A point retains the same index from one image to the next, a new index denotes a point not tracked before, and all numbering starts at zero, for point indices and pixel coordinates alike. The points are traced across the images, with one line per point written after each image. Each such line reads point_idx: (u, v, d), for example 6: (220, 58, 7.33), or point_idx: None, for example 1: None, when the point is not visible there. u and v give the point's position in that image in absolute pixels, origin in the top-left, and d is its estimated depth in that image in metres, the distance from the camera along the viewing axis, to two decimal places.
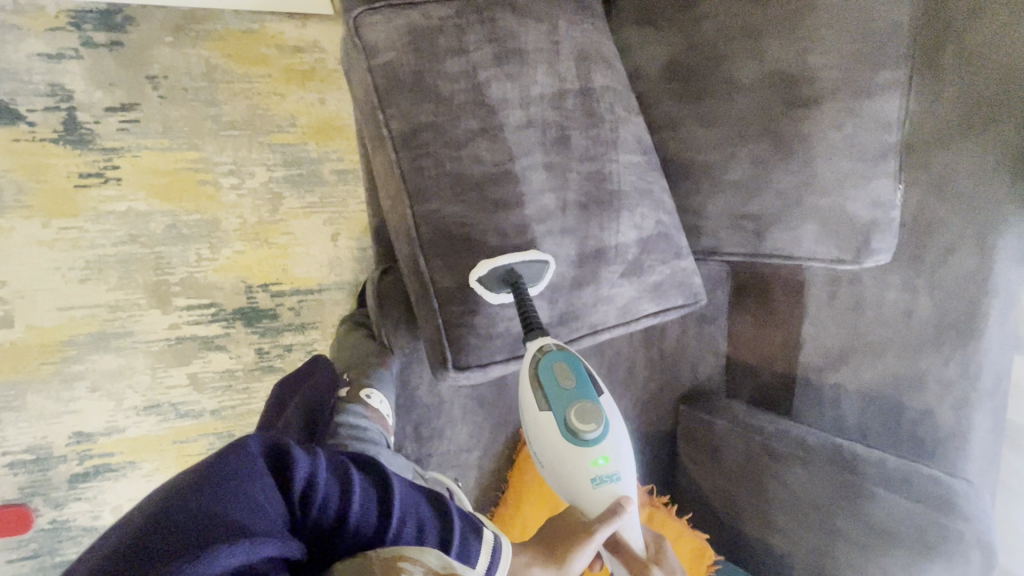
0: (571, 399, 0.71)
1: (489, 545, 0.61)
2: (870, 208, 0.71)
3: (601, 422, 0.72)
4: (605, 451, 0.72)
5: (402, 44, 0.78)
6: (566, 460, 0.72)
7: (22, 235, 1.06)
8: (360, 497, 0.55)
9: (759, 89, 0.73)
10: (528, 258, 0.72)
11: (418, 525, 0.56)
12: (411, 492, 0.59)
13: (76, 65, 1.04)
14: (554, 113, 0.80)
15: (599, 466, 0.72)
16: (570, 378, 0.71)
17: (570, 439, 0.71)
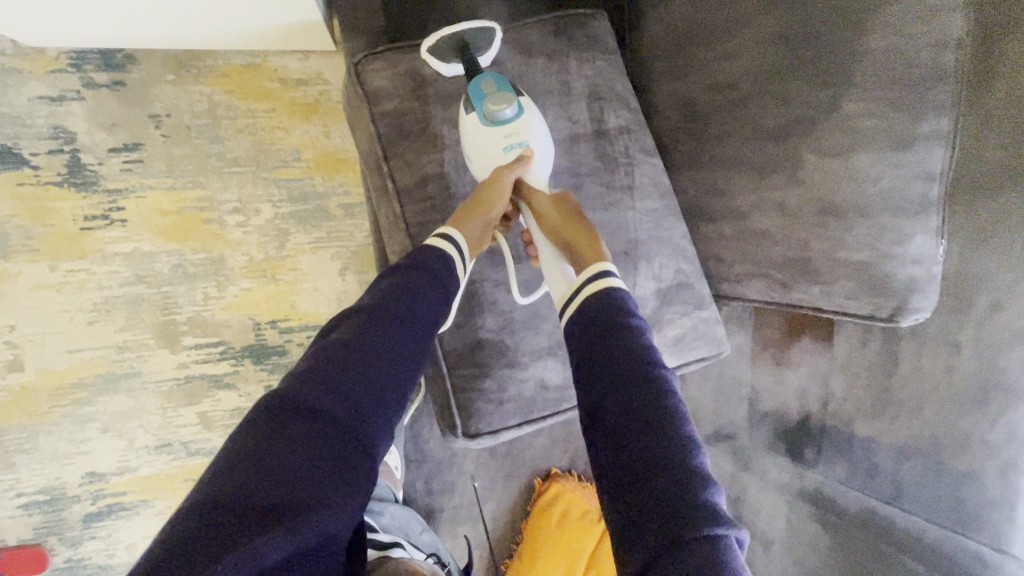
0: (486, 104, 0.67)
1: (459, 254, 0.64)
2: (908, 266, 0.65)
3: (516, 106, 0.68)
4: (519, 129, 0.69)
5: (406, 90, 0.74)
6: (473, 139, 0.69)
7: (30, 279, 1.05)
8: (368, 347, 0.52)
9: (786, 135, 0.68)
10: (475, 23, 0.69)
11: (416, 313, 0.57)
12: (396, 298, 0.57)
13: (78, 106, 1.02)
14: (566, 158, 0.76)
15: (510, 140, 0.69)
16: (493, 87, 0.68)
17: (482, 116, 0.68)
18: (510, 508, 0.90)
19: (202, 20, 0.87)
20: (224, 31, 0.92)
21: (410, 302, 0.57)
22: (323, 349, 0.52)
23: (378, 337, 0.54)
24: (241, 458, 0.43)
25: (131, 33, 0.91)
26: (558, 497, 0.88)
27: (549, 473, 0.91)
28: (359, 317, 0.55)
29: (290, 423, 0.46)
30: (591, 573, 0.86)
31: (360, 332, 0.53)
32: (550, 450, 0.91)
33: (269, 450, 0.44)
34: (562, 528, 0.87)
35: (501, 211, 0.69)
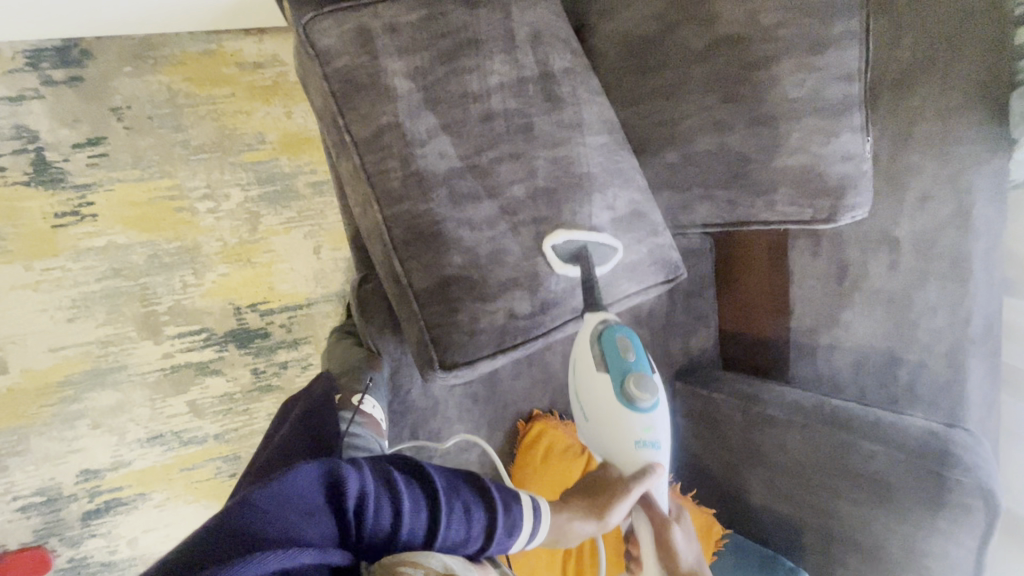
0: (630, 369, 0.74)
1: (532, 527, 0.65)
2: (840, 164, 0.70)
3: (654, 392, 0.74)
4: (652, 427, 0.75)
5: (356, 48, 0.77)
6: (612, 407, 0.75)
7: (6, 281, 1.06)
8: (408, 515, 0.57)
9: (718, 53, 0.72)
10: (602, 238, 0.77)
11: (465, 520, 0.60)
12: (456, 486, 0.62)
13: (38, 105, 1.03)
14: (516, 101, 0.79)
15: (643, 435, 0.75)
16: (630, 351, 0.75)
17: (620, 401, 0.74)
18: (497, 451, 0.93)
19: (160, 9, 0.89)
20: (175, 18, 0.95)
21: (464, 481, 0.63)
22: (393, 481, 0.58)
23: (424, 514, 0.58)
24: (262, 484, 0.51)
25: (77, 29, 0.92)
26: (540, 438, 0.92)
27: (532, 415, 0.95)
28: (426, 483, 0.60)
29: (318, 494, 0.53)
30: None
31: (417, 503, 0.58)
32: (531, 392, 0.95)
33: (297, 508, 0.51)
34: (547, 465, 0.91)
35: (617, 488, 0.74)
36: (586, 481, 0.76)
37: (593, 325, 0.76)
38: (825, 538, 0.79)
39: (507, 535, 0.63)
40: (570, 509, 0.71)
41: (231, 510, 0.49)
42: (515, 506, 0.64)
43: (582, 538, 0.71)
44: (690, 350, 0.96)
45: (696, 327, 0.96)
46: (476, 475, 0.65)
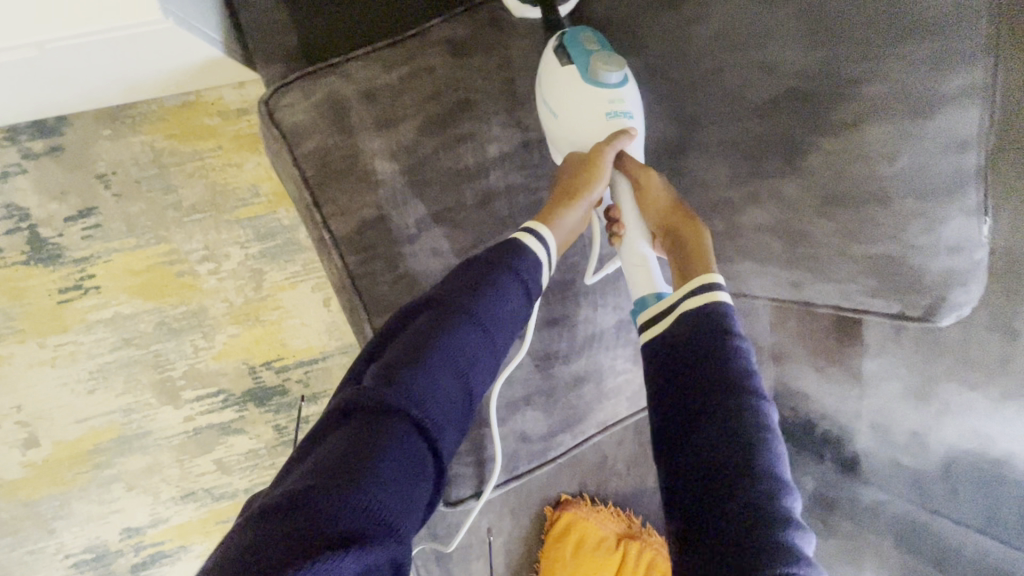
0: (595, 49, 0.61)
1: (545, 257, 0.59)
2: (944, 256, 0.53)
3: (621, 64, 0.61)
4: (624, 97, 0.61)
5: (326, 125, 0.65)
6: (571, 78, 0.61)
7: (23, 360, 1.04)
8: (452, 348, 0.51)
9: (779, 111, 0.55)
10: None
11: (507, 310, 0.55)
12: (482, 292, 0.54)
13: (22, 179, 0.97)
14: (519, 174, 0.66)
15: (612, 106, 0.61)
16: (595, 41, 0.62)
17: (585, 84, 0.61)
18: (522, 541, 0.85)
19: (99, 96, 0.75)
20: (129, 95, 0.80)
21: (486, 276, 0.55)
22: (407, 353, 0.50)
23: (461, 331, 0.52)
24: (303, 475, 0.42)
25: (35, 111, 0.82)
26: (572, 530, 0.83)
27: (561, 500, 0.86)
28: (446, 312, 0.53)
29: (370, 420, 0.46)
30: None
31: (442, 328, 0.51)
32: (558, 477, 0.85)
33: (360, 445, 0.43)
34: (580, 559, 0.83)
35: (599, 192, 0.60)
36: (560, 178, 0.63)
37: (551, 46, 0.64)
38: None
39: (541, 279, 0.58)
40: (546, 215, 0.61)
41: (280, 507, 0.39)
42: (524, 249, 0.57)
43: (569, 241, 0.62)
44: None
45: None
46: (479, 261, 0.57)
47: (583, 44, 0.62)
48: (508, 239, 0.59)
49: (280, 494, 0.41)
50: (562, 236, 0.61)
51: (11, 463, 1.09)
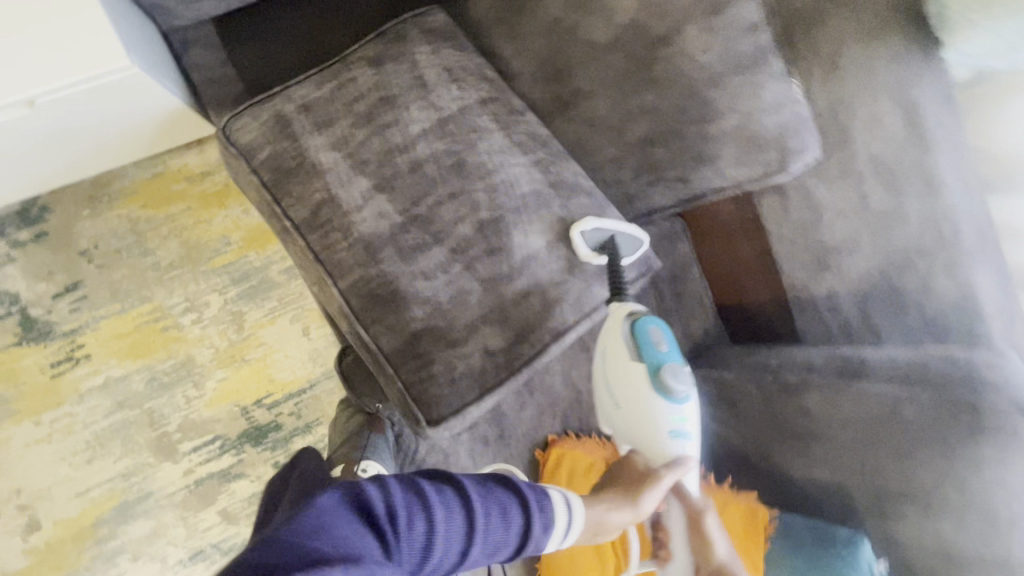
0: (663, 359, 0.72)
1: (565, 528, 0.65)
2: (775, 114, 0.68)
3: (689, 382, 0.73)
4: (684, 414, 0.74)
5: (275, 135, 0.78)
6: (647, 400, 0.73)
7: (22, 441, 1.08)
8: (439, 512, 0.57)
9: (623, 41, 0.72)
10: (630, 231, 0.78)
11: (499, 525, 0.61)
12: (484, 489, 0.62)
13: (12, 267, 1.06)
14: (442, 141, 0.78)
15: (676, 424, 0.73)
16: (672, 373, 0.72)
17: (652, 392, 0.73)
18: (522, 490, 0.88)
19: (89, 164, 0.88)
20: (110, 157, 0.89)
21: (495, 493, 0.63)
22: (417, 490, 0.58)
23: (455, 514, 0.59)
24: (285, 527, 0.49)
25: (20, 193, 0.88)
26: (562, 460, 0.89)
27: (548, 441, 0.92)
28: (458, 488, 0.61)
29: (353, 516, 0.52)
30: None
31: (445, 500, 0.58)
32: (542, 420, 0.91)
33: (342, 527, 0.51)
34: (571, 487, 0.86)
35: (647, 504, 0.72)
36: (620, 475, 0.75)
37: (624, 321, 0.74)
38: (879, 499, 0.71)
39: (543, 533, 0.64)
40: (603, 502, 0.71)
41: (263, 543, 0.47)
42: (548, 513, 0.64)
43: (618, 528, 0.71)
44: (690, 336, 0.96)
45: (693, 312, 0.95)
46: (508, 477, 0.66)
47: (656, 348, 0.73)
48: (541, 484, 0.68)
49: (265, 539, 0.48)
50: (593, 517, 0.69)
51: (14, 553, 1.09)
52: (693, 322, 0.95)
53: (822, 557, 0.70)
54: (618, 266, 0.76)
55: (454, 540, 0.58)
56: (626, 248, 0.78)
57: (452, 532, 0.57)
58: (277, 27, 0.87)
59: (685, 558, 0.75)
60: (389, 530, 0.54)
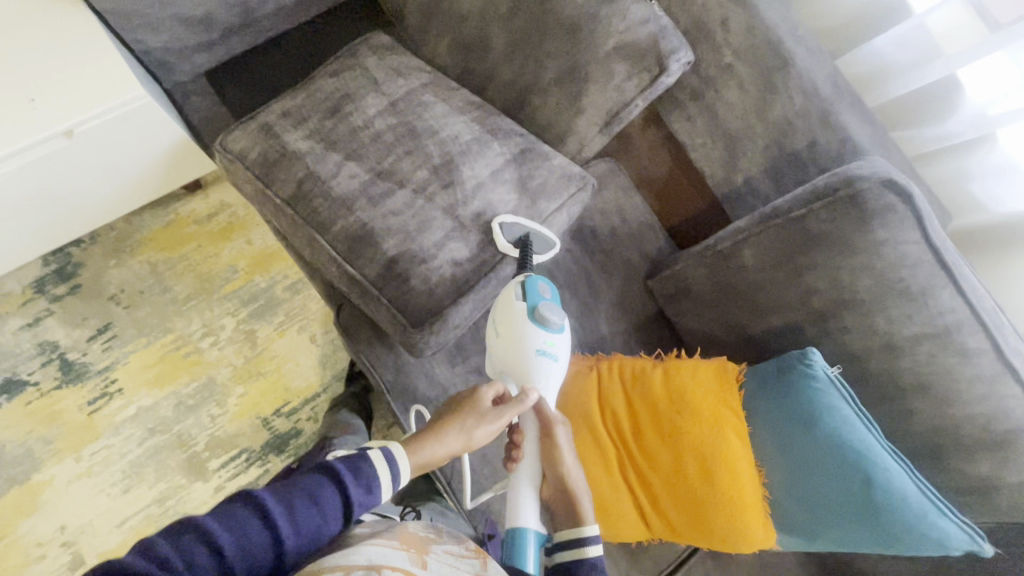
0: (542, 300, 0.83)
1: (391, 479, 0.69)
2: (643, 28, 0.86)
3: (562, 320, 0.85)
4: (555, 341, 0.84)
5: (261, 139, 0.96)
6: (523, 330, 0.83)
7: (64, 478, 1.16)
8: (230, 530, 0.55)
9: (521, 10, 0.94)
10: (544, 236, 0.89)
11: (310, 509, 0.61)
12: (283, 490, 0.62)
13: (51, 319, 1.21)
14: (395, 117, 0.96)
15: (546, 348, 0.83)
16: (552, 313, 0.83)
17: (529, 321, 0.83)
18: None
19: (106, 202, 1.04)
20: (117, 198, 1.05)
21: (300, 486, 0.63)
22: (192, 528, 0.54)
23: (251, 524, 0.57)
24: None
25: (45, 240, 1.03)
26: None
27: None
28: (249, 504, 0.59)
29: None
30: (607, 413, 0.90)
31: (237, 519, 0.57)
32: None
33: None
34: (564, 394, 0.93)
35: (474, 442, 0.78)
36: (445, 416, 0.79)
37: (516, 281, 0.85)
38: (822, 319, 0.79)
39: (369, 493, 0.67)
40: (425, 444, 0.75)
41: None
42: (364, 477, 0.67)
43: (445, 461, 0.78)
44: (644, 252, 1.07)
45: (642, 231, 1.08)
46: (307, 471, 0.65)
47: (539, 292, 0.84)
48: (355, 454, 0.70)
49: None
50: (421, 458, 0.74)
51: None
52: (643, 240, 1.07)
53: (792, 386, 0.79)
54: (527, 256, 0.86)
55: (266, 542, 0.57)
56: (538, 245, 0.89)
57: (257, 538, 0.56)
58: (253, 68, 1.09)
59: (535, 466, 0.83)
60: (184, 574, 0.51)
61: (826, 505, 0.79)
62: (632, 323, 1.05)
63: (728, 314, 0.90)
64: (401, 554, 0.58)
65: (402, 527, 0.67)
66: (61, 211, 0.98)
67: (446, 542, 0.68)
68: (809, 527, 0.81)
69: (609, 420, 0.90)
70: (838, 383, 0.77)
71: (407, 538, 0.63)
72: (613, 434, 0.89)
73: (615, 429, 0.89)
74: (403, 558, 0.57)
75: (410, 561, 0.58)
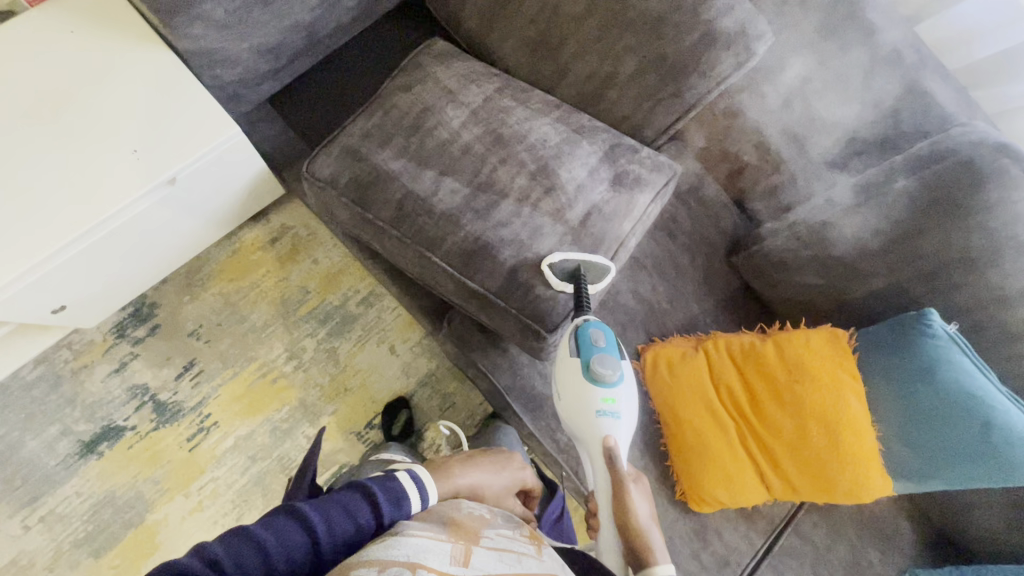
0: (594, 353, 0.83)
1: (420, 498, 0.68)
2: (729, 15, 0.88)
3: (618, 371, 0.84)
4: (613, 397, 0.84)
5: (349, 162, 0.95)
6: (579, 394, 0.84)
7: (177, 515, 1.17)
8: (268, 533, 0.59)
9: (599, 5, 0.93)
10: (595, 260, 0.87)
11: (344, 516, 0.62)
12: (321, 500, 0.63)
13: (136, 362, 1.21)
14: (479, 125, 0.96)
15: (604, 405, 0.84)
16: (601, 360, 0.83)
17: (586, 380, 0.84)
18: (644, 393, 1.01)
19: (197, 238, 1.05)
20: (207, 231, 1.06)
21: (337, 497, 0.64)
22: (238, 530, 0.59)
23: (289, 526, 0.60)
24: None
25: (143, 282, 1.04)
26: (658, 357, 0.99)
27: (639, 349, 1.02)
28: (290, 510, 0.62)
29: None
30: (723, 389, 0.95)
31: (273, 523, 0.60)
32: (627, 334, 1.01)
33: None
34: (678, 374, 0.97)
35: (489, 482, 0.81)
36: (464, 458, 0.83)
37: (570, 327, 0.86)
38: (928, 280, 0.85)
39: (400, 508, 0.66)
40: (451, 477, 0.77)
41: None
42: (395, 491, 0.66)
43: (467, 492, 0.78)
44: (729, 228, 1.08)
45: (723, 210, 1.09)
46: (346, 484, 0.67)
47: (593, 343, 0.84)
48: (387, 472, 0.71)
49: None
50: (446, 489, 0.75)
51: None
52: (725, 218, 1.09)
53: (909, 342, 0.84)
54: (583, 290, 0.85)
55: (304, 545, 0.59)
56: (592, 275, 0.87)
57: (294, 540, 0.59)
58: (317, 90, 1.08)
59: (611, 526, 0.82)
60: (224, 566, 0.55)
61: (943, 450, 0.83)
62: (727, 298, 1.07)
63: (829, 284, 0.94)
64: (443, 548, 0.59)
65: (458, 512, 0.70)
66: (156, 255, 0.99)
67: (495, 530, 0.69)
68: (936, 474, 0.84)
69: (725, 394, 0.95)
70: (957, 340, 0.83)
71: (459, 530, 0.65)
72: (732, 406, 0.94)
73: (730, 400, 0.95)
74: (445, 551, 0.59)
75: (452, 556, 0.59)
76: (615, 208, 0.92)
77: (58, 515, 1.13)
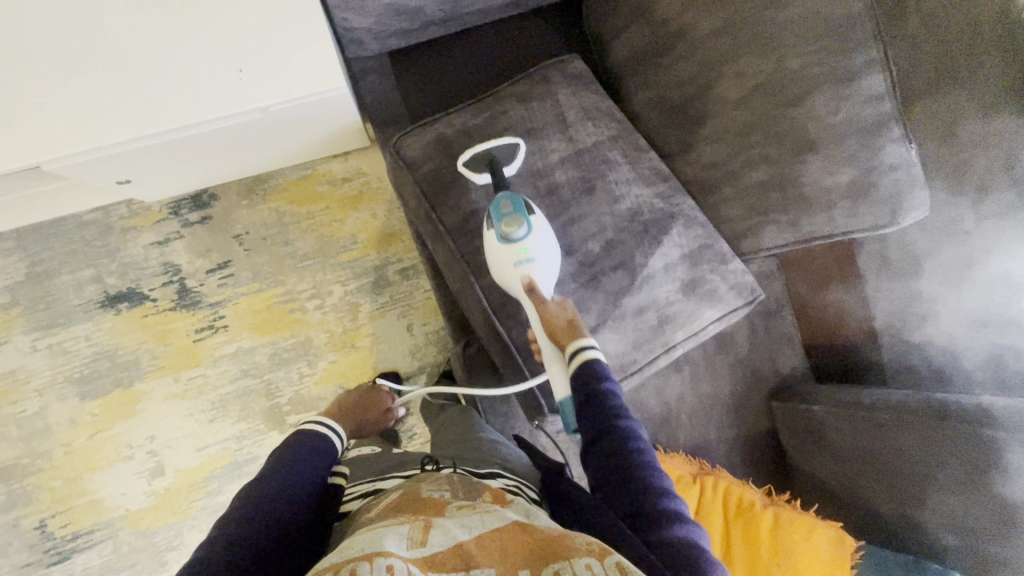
0: (505, 217, 0.77)
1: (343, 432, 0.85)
2: (890, 173, 0.78)
3: (527, 226, 0.77)
4: (529, 246, 0.77)
5: (435, 152, 0.91)
6: (492, 253, 0.78)
7: (161, 394, 1.23)
8: (281, 474, 0.68)
9: (757, 98, 0.82)
10: (503, 142, 0.86)
11: (320, 453, 0.76)
12: (293, 449, 0.74)
13: (179, 242, 1.25)
14: (577, 169, 0.89)
15: (518, 255, 0.77)
16: (509, 206, 0.78)
17: (497, 241, 0.78)
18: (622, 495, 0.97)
19: (270, 154, 1.04)
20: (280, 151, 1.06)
21: (304, 446, 0.76)
22: (254, 487, 0.66)
23: (291, 464, 0.70)
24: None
25: (208, 175, 1.05)
26: None
27: None
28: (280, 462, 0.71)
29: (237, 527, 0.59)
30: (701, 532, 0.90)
31: (276, 466, 0.70)
32: None
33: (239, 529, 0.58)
34: None
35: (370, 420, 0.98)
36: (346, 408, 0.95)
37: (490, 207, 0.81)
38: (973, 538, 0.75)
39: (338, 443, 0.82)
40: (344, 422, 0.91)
41: None
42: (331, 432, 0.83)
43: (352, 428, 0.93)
44: (782, 371, 0.99)
45: (788, 350, 0.99)
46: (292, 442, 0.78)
47: (502, 210, 0.78)
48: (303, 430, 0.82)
49: None
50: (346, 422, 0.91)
51: (137, 493, 1.21)
52: (786, 359, 0.99)
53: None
54: (499, 173, 0.84)
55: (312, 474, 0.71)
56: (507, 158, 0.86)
57: (307, 468, 0.71)
58: (440, 63, 1.03)
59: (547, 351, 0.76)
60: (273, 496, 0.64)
61: None
62: (751, 440, 0.98)
63: (854, 482, 0.87)
64: (400, 532, 0.49)
65: (413, 492, 0.60)
66: (228, 159, 1.00)
67: (460, 500, 0.58)
68: None
69: None
70: None
71: (421, 504, 0.56)
72: None
73: None
74: (402, 534, 0.49)
75: (409, 537, 0.49)
76: (676, 313, 0.86)
77: (64, 348, 1.21)
